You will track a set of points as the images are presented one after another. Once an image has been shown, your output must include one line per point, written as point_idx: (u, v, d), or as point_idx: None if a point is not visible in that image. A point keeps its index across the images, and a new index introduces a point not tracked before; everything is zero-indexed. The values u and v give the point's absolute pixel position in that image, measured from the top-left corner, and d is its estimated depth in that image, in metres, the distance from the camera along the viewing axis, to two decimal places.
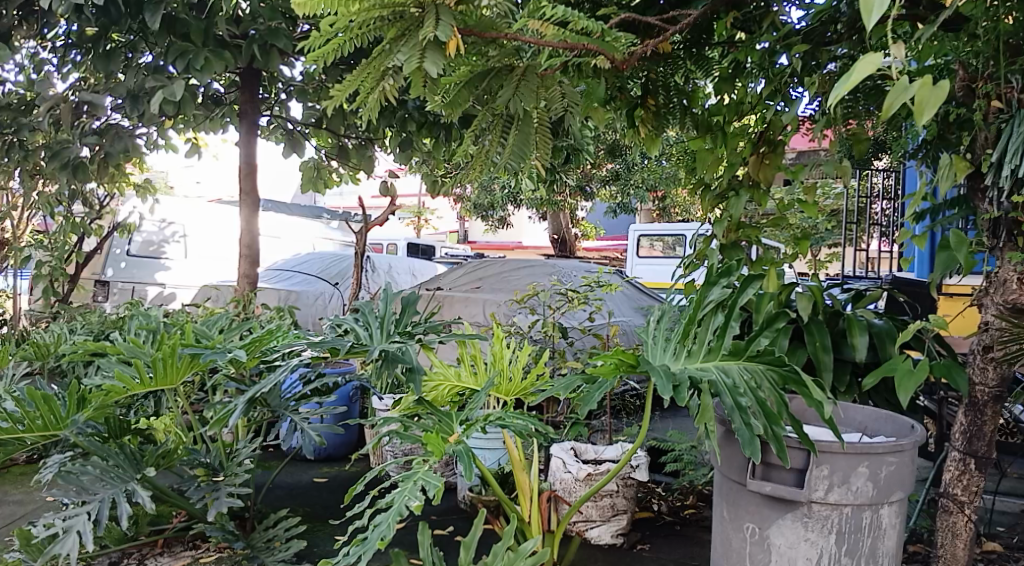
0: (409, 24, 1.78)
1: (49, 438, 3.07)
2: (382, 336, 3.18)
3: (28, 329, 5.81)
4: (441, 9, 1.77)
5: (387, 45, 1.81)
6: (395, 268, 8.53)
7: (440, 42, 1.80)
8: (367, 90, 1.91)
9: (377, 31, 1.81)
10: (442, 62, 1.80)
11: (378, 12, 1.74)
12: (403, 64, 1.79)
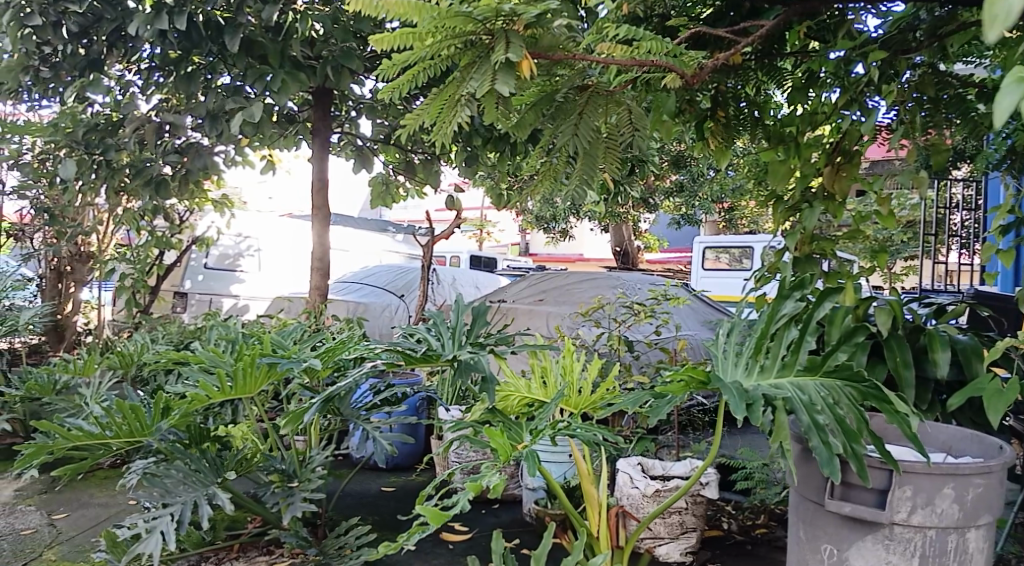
0: (480, 51, 1.85)
1: (134, 444, 3.21)
2: (454, 346, 3.22)
3: (111, 339, 6.08)
4: (511, 34, 1.83)
5: (460, 74, 1.88)
6: (460, 281, 8.63)
7: (512, 64, 1.85)
8: (441, 122, 1.98)
9: (449, 61, 1.88)
10: (513, 82, 1.85)
11: (450, 42, 1.82)
12: (476, 89, 1.86)
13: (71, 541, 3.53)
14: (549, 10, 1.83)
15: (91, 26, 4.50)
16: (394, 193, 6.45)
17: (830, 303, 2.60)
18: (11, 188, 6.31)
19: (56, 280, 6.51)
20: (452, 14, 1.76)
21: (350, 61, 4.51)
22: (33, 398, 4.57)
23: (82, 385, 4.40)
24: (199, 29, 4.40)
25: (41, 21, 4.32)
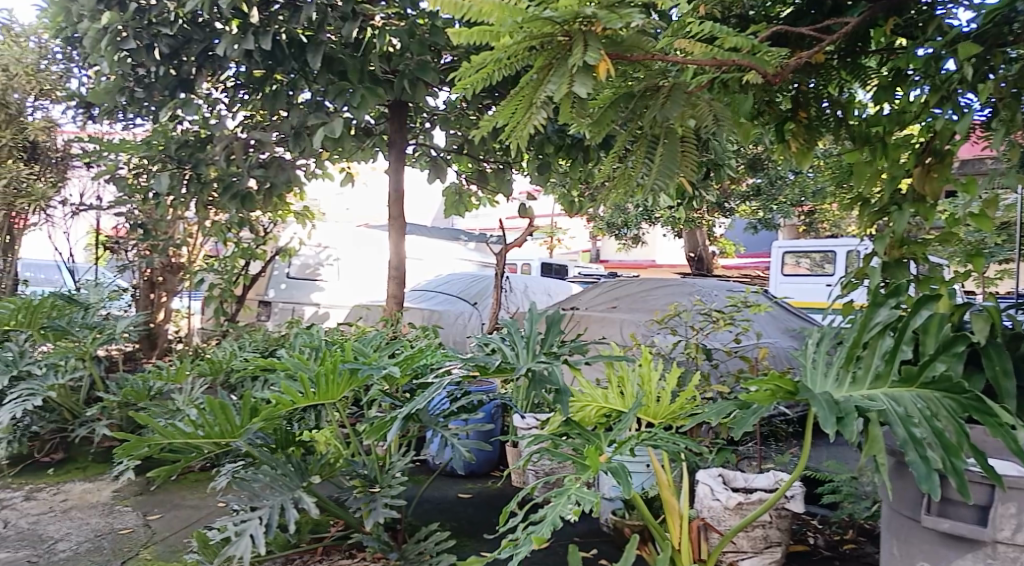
0: (557, 53, 1.98)
1: (223, 446, 3.36)
2: (527, 356, 3.19)
3: (201, 346, 6.33)
4: (590, 37, 1.95)
5: (535, 76, 2.01)
6: (532, 288, 8.65)
7: (590, 67, 1.97)
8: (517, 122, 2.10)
9: (527, 63, 2.00)
10: (589, 84, 1.97)
11: (528, 43, 1.95)
12: (553, 91, 1.99)
13: (165, 541, 3.69)
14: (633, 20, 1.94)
15: (180, 48, 4.73)
16: (468, 202, 6.52)
17: (927, 311, 2.49)
18: (108, 203, 6.66)
19: (149, 290, 6.77)
20: (535, 20, 1.91)
21: (426, 74, 4.63)
22: (129, 403, 4.80)
23: (175, 391, 4.60)
24: (283, 48, 4.64)
25: (136, 44, 4.56)
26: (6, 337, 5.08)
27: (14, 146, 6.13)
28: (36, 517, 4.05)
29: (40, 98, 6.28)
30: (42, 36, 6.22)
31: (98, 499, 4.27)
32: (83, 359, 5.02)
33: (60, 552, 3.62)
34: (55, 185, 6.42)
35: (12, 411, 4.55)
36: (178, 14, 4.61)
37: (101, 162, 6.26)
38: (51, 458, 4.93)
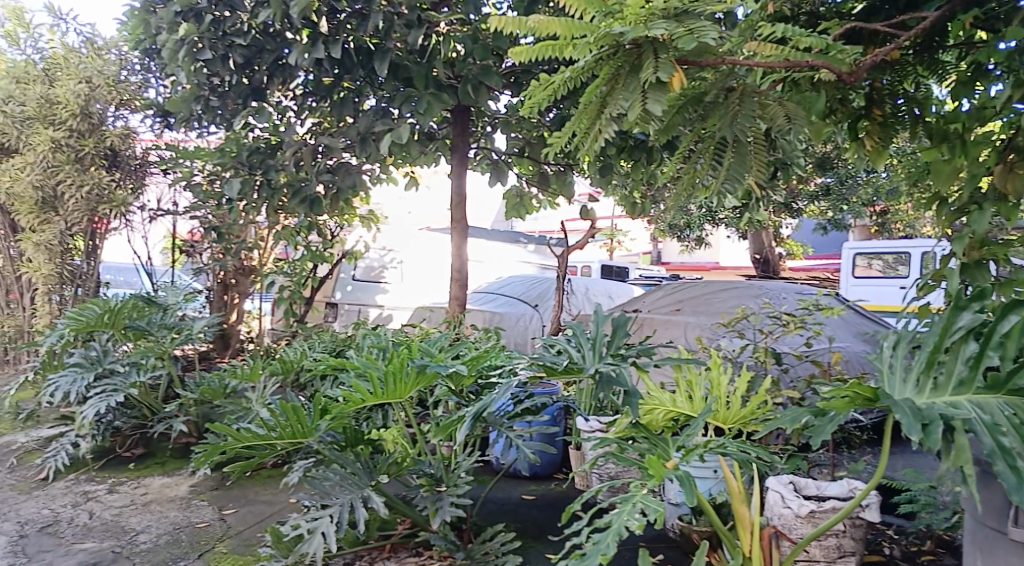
0: (626, 69, 2.19)
1: (296, 444, 3.46)
2: (594, 358, 3.20)
3: (272, 346, 6.50)
4: (660, 55, 2.15)
5: (604, 89, 2.22)
6: (593, 290, 8.61)
7: (663, 82, 2.17)
8: (587, 129, 2.32)
9: (596, 77, 2.22)
10: (659, 100, 2.17)
11: (597, 60, 2.17)
12: (624, 106, 2.20)
13: (240, 535, 3.80)
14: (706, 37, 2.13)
15: (253, 57, 4.89)
16: (529, 205, 6.54)
17: (1016, 315, 2.37)
18: (184, 208, 6.90)
19: (222, 292, 6.99)
20: (607, 41, 2.13)
21: (490, 79, 4.69)
22: (205, 401, 4.97)
23: (249, 390, 4.75)
24: (351, 56, 4.79)
25: (212, 55, 4.75)
26: (91, 337, 5.32)
27: (98, 154, 6.42)
28: (119, 509, 4.23)
29: (121, 107, 6.54)
30: (122, 49, 6.51)
31: (176, 494, 4.43)
32: (162, 359, 5.23)
33: (142, 543, 3.78)
34: (135, 191, 6.71)
35: (94, 407, 4.76)
36: (252, 25, 4.77)
37: (178, 168, 6.51)
38: (131, 453, 5.13)
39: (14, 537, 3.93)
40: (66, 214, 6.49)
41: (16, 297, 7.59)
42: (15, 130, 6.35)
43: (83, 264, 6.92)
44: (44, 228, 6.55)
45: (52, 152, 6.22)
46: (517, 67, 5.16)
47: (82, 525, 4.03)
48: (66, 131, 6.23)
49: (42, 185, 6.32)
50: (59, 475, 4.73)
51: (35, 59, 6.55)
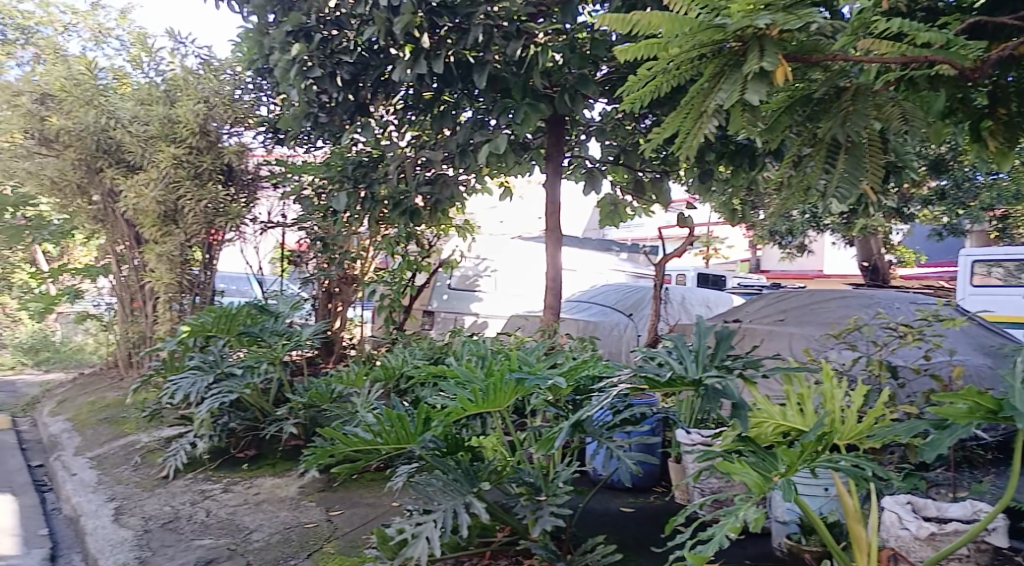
0: (727, 62, 2.17)
1: (400, 449, 3.56)
2: (697, 369, 3.14)
3: (373, 353, 6.69)
4: (764, 43, 2.11)
5: (706, 84, 2.20)
6: (690, 299, 8.44)
7: (765, 73, 2.13)
8: (689, 128, 2.28)
9: (696, 73, 2.21)
10: (763, 90, 2.14)
11: (697, 54, 2.16)
12: (725, 99, 2.17)
13: (346, 536, 3.92)
14: (812, 22, 2.11)
15: (359, 73, 5.09)
16: (623, 213, 6.46)
17: None
18: (291, 220, 7.21)
19: (327, 300, 7.26)
20: (706, 28, 2.09)
21: (588, 88, 4.70)
22: (313, 406, 5.16)
23: (354, 395, 4.90)
24: (452, 70, 4.91)
25: (321, 72, 4.96)
26: (208, 343, 5.63)
27: (214, 169, 6.79)
28: (233, 508, 4.45)
29: (236, 125, 6.91)
30: (237, 69, 6.86)
31: (286, 494, 4.61)
32: (273, 365, 5.44)
33: (255, 541, 3.95)
34: (247, 205, 7.06)
35: (209, 405, 5.01)
36: (358, 43, 4.96)
37: (286, 183, 6.82)
38: (245, 454, 5.38)
39: (140, 531, 4.19)
40: (184, 227, 6.89)
41: (140, 305, 8.10)
42: (139, 148, 6.77)
43: (200, 274, 7.33)
44: (165, 240, 6.97)
45: (172, 168, 6.60)
46: (613, 74, 5.15)
47: (200, 522, 4.26)
48: (185, 148, 6.61)
49: (164, 200, 6.72)
50: (180, 473, 5.06)
51: (159, 82, 7.04)
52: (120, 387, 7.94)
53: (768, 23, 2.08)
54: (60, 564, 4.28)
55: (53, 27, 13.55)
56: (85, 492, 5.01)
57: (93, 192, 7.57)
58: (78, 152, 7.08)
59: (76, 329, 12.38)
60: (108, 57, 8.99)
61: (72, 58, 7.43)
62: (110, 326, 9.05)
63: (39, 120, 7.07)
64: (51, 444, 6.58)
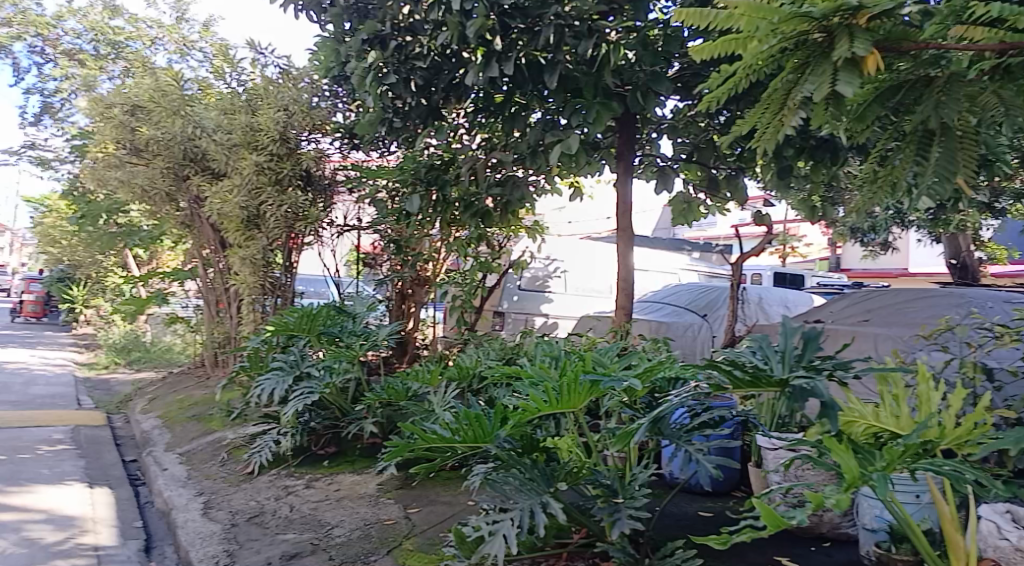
0: (812, 53, 2.11)
1: (476, 448, 3.60)
2: (784, 369, 3.11)
3: (446, 353, 6.77)
4: (853, 31, 2.05)
5: (790, 76, 2.15)
6: (767, 299, 8.24)
7: (855, 62, 2.06)
8: (772, 120, 2.24)
9: (779, 64, 2.16)
10: (854, 81, 2.06)
11: (782, 44, 2.10)
12: (813, 91, 2.10)
13: (424, 534, 3.97)
14: (901, 8, 2.03)
15: (433, 78, 5.15)
16: (696, 211, 6.32)
17: None
18: (366, 223, 7.36)
19: (400, 301, 7.36)
20: (792, 19, 2.03)
21: (661, 85, 4.65)
22: (390, 404, 5.26)
23: (431, 394, 5.00)
24: (522, 71, 4.89)
25: (395, 77, 5.04)
26: (290, 343, 5.81)
27: (294, 175, 6.98)
28: (315, 504, 4.61)
29: (313, 133, 7.08)
30: (314, 77, 7.04)
31: (365, 491, 4.71)
32: (353, 364, 5.50)
33: (337, 537, 4.08)
34: (325, 209, 7.24)
35: (293, 405, 5.14)
36: (431, 47, 5.03)
37: (361, 187, 6.97)
38: (325, 451, 5.54)
39: (228, 525, 4.43)
40: (266, 231, 7.13)
41: (225, 306, 8.42)
42: (224, 156, 7.07)
43: (280, 277, 7.57)
44: (248, 244, 7.24)
45: (255, 174, 6.83)
46: (686, 71, 5.09)
47: (284, 517, 4.46)
48: (267, 155, 6.82)
49: (247, 205, 6.97)
50: (264, 470, 5.30)
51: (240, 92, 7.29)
52: (207, 386, 8.28)
53: (857, 8, 2.01)
54: (154, 555, 4.50)
55: (142, 42, 14.23)
56: (176, 486, 5.31)
57: (181, 199, 7.91)
58: (166, 160, 7.41)
59: (167, 331, 12.96)
60: (193, 68, 9.38)
61: (160, 71, 7.78)
62: (196, 327, 9.44)
63: (130, 131, 7.44)
64: (144, 439, 6.92)
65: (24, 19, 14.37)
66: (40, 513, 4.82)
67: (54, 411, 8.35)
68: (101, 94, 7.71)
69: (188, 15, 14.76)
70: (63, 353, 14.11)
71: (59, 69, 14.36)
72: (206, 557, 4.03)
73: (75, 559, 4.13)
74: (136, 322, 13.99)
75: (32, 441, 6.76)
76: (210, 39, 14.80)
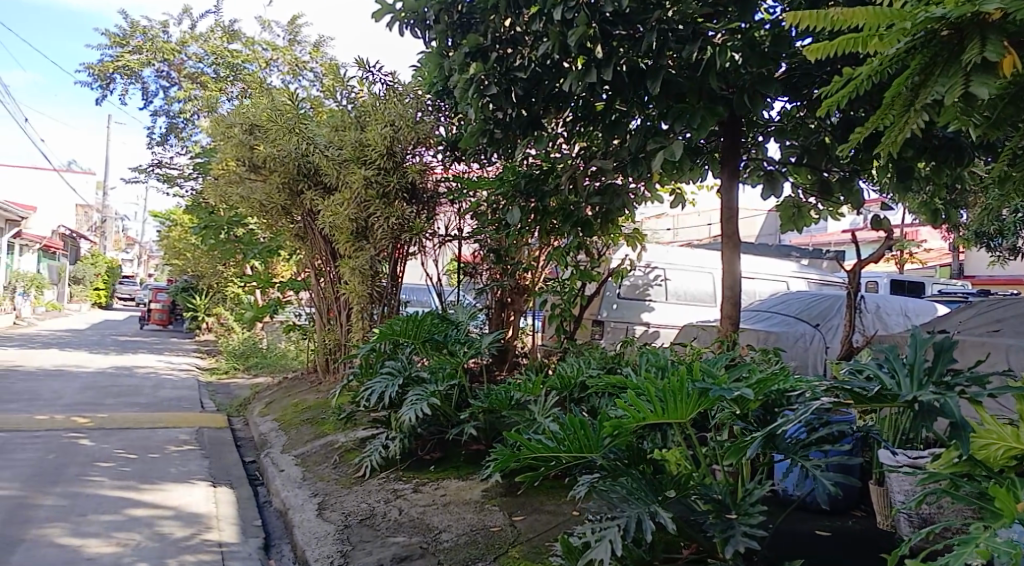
0: (942, 54, 2.01)
1: (581, 458, 3.57)
2: (912, 386, 2.95)
3: (547, 361, 6.78)
4: (986, 31, 1.94)
5: (916, 78, 2.05)
6: (884, 308, 7.85)
7: (988, 64, 1.96)
8: (897, 121, 2.14)
9: (904, 66, 2.05)
10: (987, 84, 1.96)
11: (908, 46, 2.00)
12: (943, 95, 2.00)
13: (530, 542, 3.98)
14: None
15: (532, 88, 5.21)
16: (807, 216, 6.13)
17: None
18: (468, 233, 7.45)
19: (498, 310, 7.35)
20: (924, 25, 1.95)
21: (769, 87, 4.62)
22: (494, 412, 5.27)
23: (531, 403, 5.00)
24: (624, 78, 4.82)
25: (496, 89, 5.11)
26: (397, 350, 5.97)
27: (400, 189, 7.15)
28: (423, 508, 4.71)
29: (418, 147, 7.23)
30: (418, 92, 7.19)
31: (471, 497, 4.77)
32: (456, 371, 5.64)
33: (445, 541, 4.17)
34: (428, 220, 7.39)
35: (405, 413, 5.25)
36: (531, 58, 5.05)
37: (463, 198, 7.10)
38: (431, 457, 5.65)
39: (342, 526, 4.61)
40: (375, 243, 7.40)
41: (335, 314, 8.76)
42: (335, 171, 7.31)
43: (387, 286, 7.83)
44: (358, 255, 7.52)
45: (364, 189, 7.06)
46: (795, 71, 4.92)
47: (394, 520, 4.58)
48: (375, 169, 7.02)
49: (357, 218, 7.25)
50: (374, 473, 5.48)
51: (350, 110, 7.62)
52: (318, 391, 8.61)
53: (992, 7, 1.90)
54: (273, 553, 4.72)
55: (257, 64, 15.02)
56: (293, 486, 5.58)
57: (295, 213, 8.30)
58: (282, 176, 7.78)
59: (281, 337, 13.57)
60: (304, 88, 9.80)
61: (275, 91, 8.17)
62: (308, 335, 9.83)
63: (248, 149, 7.84)
64: (262, 442, 7.27)
65: (152, 47, 15.43)
66: (169, 509, 5.13)
67: (181, 413, 8.89)
68: (223, 115, 8.20)
69: (299, 37, 15.48)
70: (188, 358, 15.01)
71: (184, 92, 15.31)
72: (322, 557, 4.22)
73: (201, 555, 4.37)
74: (253, 328, 14.72)
75: (162, 441, 7.22)
76: (320, 59, 15.48)
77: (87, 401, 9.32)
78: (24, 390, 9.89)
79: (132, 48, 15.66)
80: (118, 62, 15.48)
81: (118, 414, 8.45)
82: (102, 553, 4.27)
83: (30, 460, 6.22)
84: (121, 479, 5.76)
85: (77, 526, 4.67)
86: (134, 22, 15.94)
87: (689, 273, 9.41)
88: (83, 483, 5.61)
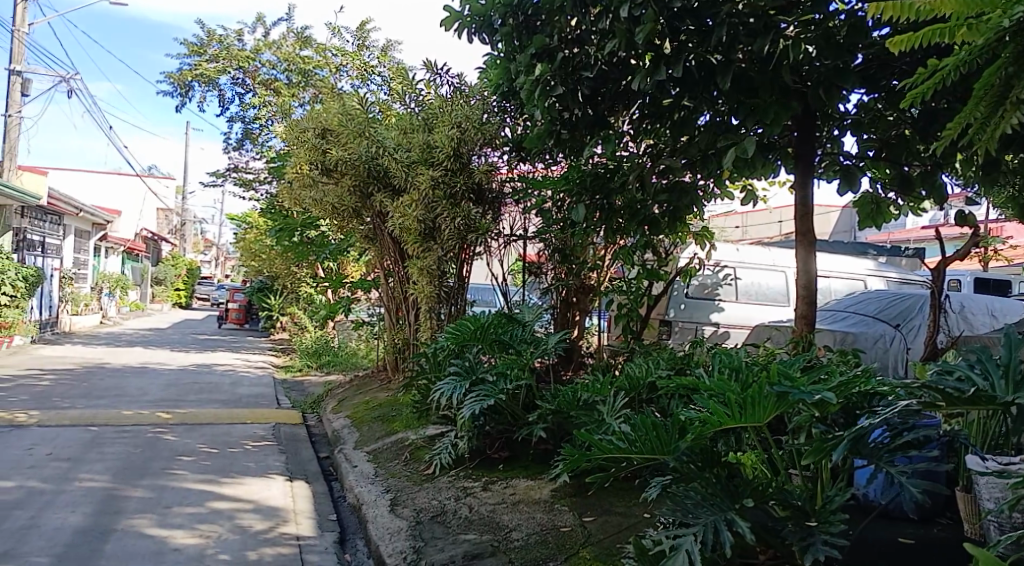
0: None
1: (653, 459, 3.55)
2: (1007, 388, 3.05)
3: (614, 361, 6.73)
4: None
5: (1006, 71, 1.94)
6: (970, 308, 7.52)
7: None
8: (986, 117, 2.02)
9: (993, 58, 1.95)
10: None
11: (996, 38, 1.90)
12: None
13: (601, 543, 3.95)
14: None
15: (599, 86, 5.18)
16: (886, 212, 5.92)
17: None
18: (533, 233, 7.43)
19: (564, 310, 7.30)
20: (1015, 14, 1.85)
21: (846, 79, 4.46)
22: (562, 413, 5.24)
23: (600, 403, 4.96)
24: (694, 73, 4.74)
25: (563, 89, 5.10)
26: (465, 350, 6.02)
27: (467, 190, 7.21)
28: (493, 506, 4.74)
29: (484, 147, 7.26)
30: (484, 94, 7.22)
31: (541, 496, 4.78)
32: (523, 371, 5.60)
33: (515, 540, 4.18)
34: (495, 220, 7.42)
35: (470, 408, 5.28)
36: (599, 57, 5.07)
37: (528, 198, 7.13)
38: (499, 455, 5.67)
39: (413, 522, 4.68)
40: (442, 243, 7.43)
41: (404, 314, 8.90)
42: (403, 173, 7.44)
43: (454, 285, 7.93)
44: (426, 255, 7.57)
45: (431, 189, 7.14)
46: (872, 62, 4.78)
47: (465, 518, 4.63)
48: (442, 170, 7.11)
49: (425, 219, 7.30)
50: (444, 470, 5.55)
51: (418, 112, 7.73)
52: (388, 389, 8.76)
53: None
54: (348, 548, 4.82)
55: (328, 69, 15.37)
56: (366, 482, 5.70)
57: (366, 214, 8.44)
58: (353, 178, 7.90)
59: (351, 336, 13.85)
60: (373, 91, 9.98)
61: (346, 96, 8.35)
62: (378, 334, 10.00)
63: (320, 153, 7.91)
64: (335, 438, 7.45)
65: (228, 55, 15.96)
66: (249, 503, 5.30)
67: (258, 409, 9.18)
68: (296, 120, 8.41)
69: (368, 42, 15.73)
70: (264, 356, 15.47)
71: (258, 98, 15.78)
72: (396, 553, 4.29)
73: (280, 548, 4.50)
74: (325, 327, 15.07)
75: (240, 437, 7.47)
76: (388, 63, 15.70)
77: (170, 397, 9.70)
78: (112, 386, 10.36)
79: (209, 57, 16.22)
80: (197, 70, 16.06)
81: (198, 410, 8.77)
82: (187, 543, 4.44)
83: (119, 453, 6.51)
84: (202, 473, 5.97)
85: (163, 518, 4.86)
86: (211, 32, 16.52)
87: (760, 271, 9.20)
88: (168, 476, 5.84)
